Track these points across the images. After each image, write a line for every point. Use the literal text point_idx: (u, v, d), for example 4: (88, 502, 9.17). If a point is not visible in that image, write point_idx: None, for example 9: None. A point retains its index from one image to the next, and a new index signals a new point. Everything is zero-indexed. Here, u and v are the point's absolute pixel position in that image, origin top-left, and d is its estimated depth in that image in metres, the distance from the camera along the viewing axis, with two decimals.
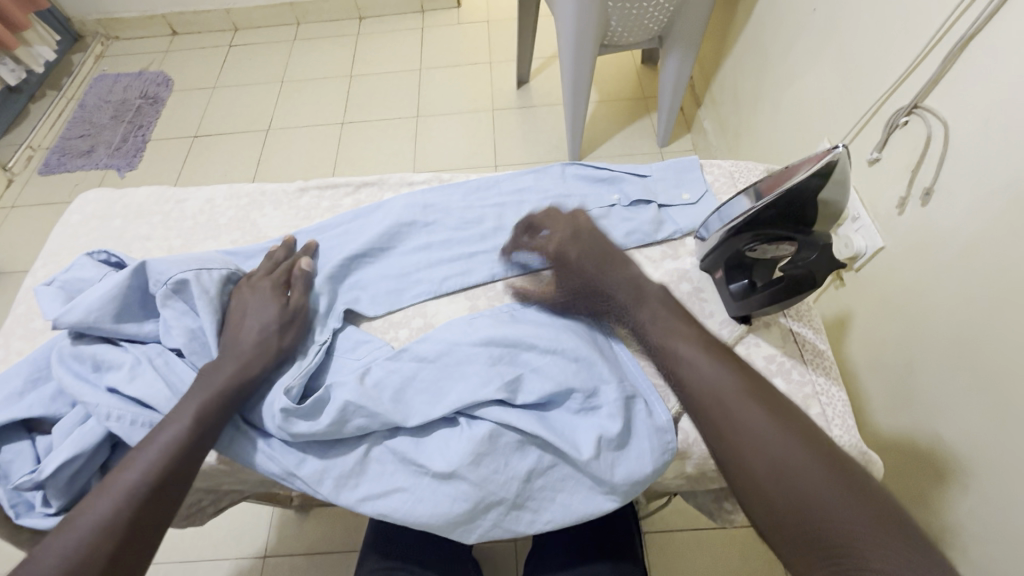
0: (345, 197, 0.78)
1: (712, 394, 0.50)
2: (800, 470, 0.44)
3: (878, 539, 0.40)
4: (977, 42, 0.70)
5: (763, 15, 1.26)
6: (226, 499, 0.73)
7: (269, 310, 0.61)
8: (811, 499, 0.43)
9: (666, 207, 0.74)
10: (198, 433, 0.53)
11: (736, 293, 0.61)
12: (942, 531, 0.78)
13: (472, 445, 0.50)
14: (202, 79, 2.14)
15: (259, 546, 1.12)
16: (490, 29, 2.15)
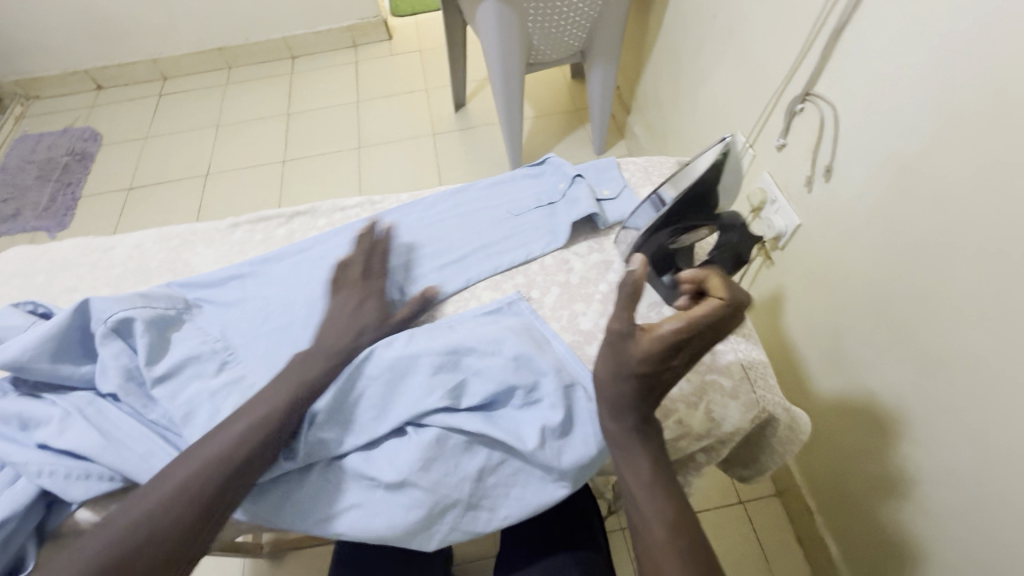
0: (277, 228, 0.78)
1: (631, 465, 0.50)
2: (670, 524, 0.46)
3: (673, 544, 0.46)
4: (848, 31, 0.78)
5: (672, 23, 1.34)
6: None
7: (367, 319, 0.62)
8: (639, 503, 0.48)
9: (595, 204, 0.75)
10: (250, 452, 0.49)
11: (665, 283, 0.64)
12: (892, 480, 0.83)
13: (420, 452, 0.51)
14: (132, 131, 2.10)
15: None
16: (423, 58, 2.20)
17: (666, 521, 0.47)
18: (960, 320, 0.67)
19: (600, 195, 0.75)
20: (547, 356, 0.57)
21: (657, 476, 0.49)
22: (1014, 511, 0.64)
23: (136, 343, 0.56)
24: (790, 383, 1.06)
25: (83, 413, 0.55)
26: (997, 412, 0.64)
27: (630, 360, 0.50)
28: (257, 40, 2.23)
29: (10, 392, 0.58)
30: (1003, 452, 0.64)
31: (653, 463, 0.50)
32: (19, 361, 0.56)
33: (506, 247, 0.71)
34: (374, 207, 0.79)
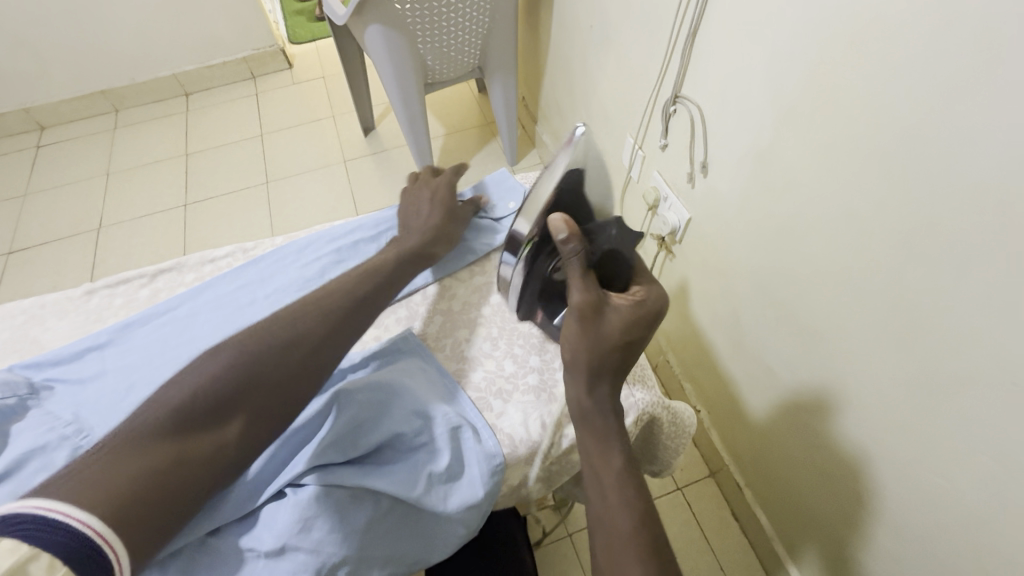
0: (140, 289, 0.73)
1: (606, 469, 0.53)
2: (637, 525, 0.49)
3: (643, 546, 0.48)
4: (701, 35, 0.82)
5: (559, 34, 1.38)
6: None
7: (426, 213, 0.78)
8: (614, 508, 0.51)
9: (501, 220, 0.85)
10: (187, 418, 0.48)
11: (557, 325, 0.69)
12: (809, 452, 0.86)
13: (299, 512, 0.48)
14: (9, 188, 1.91)
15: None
16: (327, 84, 2.15)
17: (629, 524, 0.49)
18: (826, 294, 0.73)
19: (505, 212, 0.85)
20: (432, 401, 0.59)
21: (625, 482, 0.52)
22: (897, 462, 0.69)
23: None
24: (707, 371, 1.10)
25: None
26: (865, 376, 0.70)
27: (608, 333, 0.57)
28: (145, 79, 2.10)
29: None
30: (874, 410, 0.70)
31: (621, 474, 0.53)
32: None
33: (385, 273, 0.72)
34: (247, 255, 0.77)
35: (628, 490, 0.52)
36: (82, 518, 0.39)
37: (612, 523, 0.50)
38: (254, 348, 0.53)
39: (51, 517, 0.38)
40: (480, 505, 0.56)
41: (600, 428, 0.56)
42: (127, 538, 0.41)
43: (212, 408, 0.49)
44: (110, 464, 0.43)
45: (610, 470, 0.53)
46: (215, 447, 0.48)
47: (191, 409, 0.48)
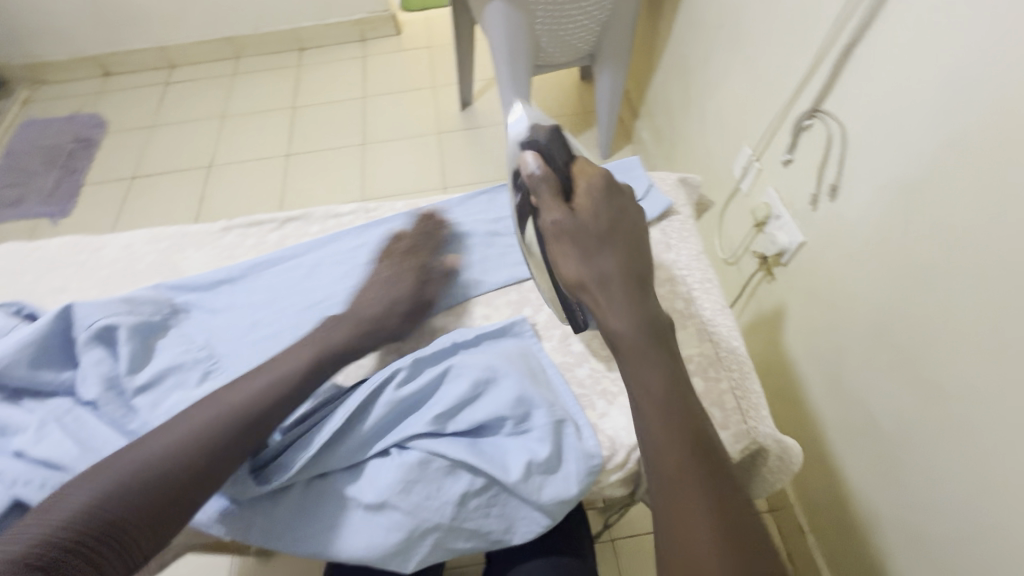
0: (271, 233, 0.76)
1: (664, 422, 0.50)
2: (709, 490, 0.46)
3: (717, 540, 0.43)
4: (859, 49, 0.76)
5: (683, 28, 1.31)
6: (168, 555, 0.66)
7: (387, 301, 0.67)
8: (686, 501, 0.46)
9: None
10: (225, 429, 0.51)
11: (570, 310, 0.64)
12: (897, 515, 0.79)
13: (402, 473, 0.50)
14: (140, 119, 2.09)
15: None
16: (432, 54, 2.18)
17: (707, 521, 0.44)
18: (956, 353, 0.65)
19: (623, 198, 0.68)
20: (539, 388, 0.58)
21: (694, 472, 0.47)
22: (1003, 550, 0.62)
23: (119, 353, 0.56)
24: (790, 404, 1.04)
25: (68, 423, 0.51)
26: (986, 445, 0.62)
27: (587, 235, 0.58)
28: (266, 31, 2.22)
29: None
30: (993, 488, 0.62)
31: (693, 467, 0.47)
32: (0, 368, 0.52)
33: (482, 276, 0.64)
34: (368, 215, 0.80)
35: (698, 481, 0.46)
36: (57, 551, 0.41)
37: (679, 487, 0.46)
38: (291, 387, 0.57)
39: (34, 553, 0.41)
40: (575, 493, 0.53)
41: (643, 388, 0.52)
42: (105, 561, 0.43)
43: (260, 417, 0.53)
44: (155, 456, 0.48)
45: (672, 422, 0.49)
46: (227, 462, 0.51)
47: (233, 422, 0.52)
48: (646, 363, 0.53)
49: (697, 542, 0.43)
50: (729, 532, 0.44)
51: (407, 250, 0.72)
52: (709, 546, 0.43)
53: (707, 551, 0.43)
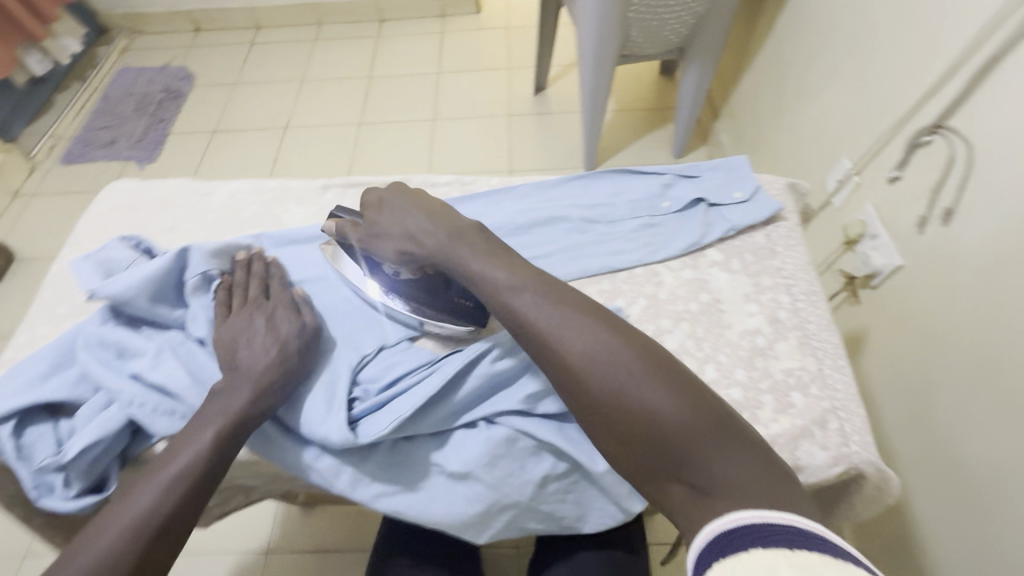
0: None
1: (589, 362, 0.42)
2: (678, 399, 0.40)
3: (680, 418, 0.39)
4: (1005, 63, 0.69)
5: (786, 27, 1.23)
6: (230, 502, 0.68)
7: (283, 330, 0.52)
8: (643, 415, 0.40)
9: (717, 207, 0.62)
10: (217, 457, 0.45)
11: (460, 306, 0.56)
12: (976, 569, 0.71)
13: (489, 447, 0.47)
14: (225, 76, 2.14)
15: (254, 550, 1.05)
16: (509, 35, 2.16)
17: (664, 406, 0.39)
18: None
19: (729, 197, 0.62)
20: None
21: (630, 373, 0.41)
22: None
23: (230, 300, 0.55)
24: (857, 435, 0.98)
25: (185, 359, 0.51)
26: None
27: (493, 259, 0.51)
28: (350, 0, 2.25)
29: (110, 319, 0.54)
30: None
31: (625, 365, 0.41)
32: (126, 297, 0.52)
33: (595, 264, 0.59)
34: (466, 187, 0.69)
35: (632, 375, 0.41)
36: None
37: (653, 427, 0.39)
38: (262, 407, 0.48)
39: None
40: (639, 500, 0.50)
41: (555, 338, 0.43)
42: None
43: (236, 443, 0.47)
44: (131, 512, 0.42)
45: (597, 359, 0.41)
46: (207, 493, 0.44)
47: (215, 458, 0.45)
48: (547, 308, 0.45)
49: (712, 475, 0.37)
50: (719, 432, 0.39)
51: (246, 303, 0.54)
52: (723, 468, 0.37)
53: (722, 475, 0.37)
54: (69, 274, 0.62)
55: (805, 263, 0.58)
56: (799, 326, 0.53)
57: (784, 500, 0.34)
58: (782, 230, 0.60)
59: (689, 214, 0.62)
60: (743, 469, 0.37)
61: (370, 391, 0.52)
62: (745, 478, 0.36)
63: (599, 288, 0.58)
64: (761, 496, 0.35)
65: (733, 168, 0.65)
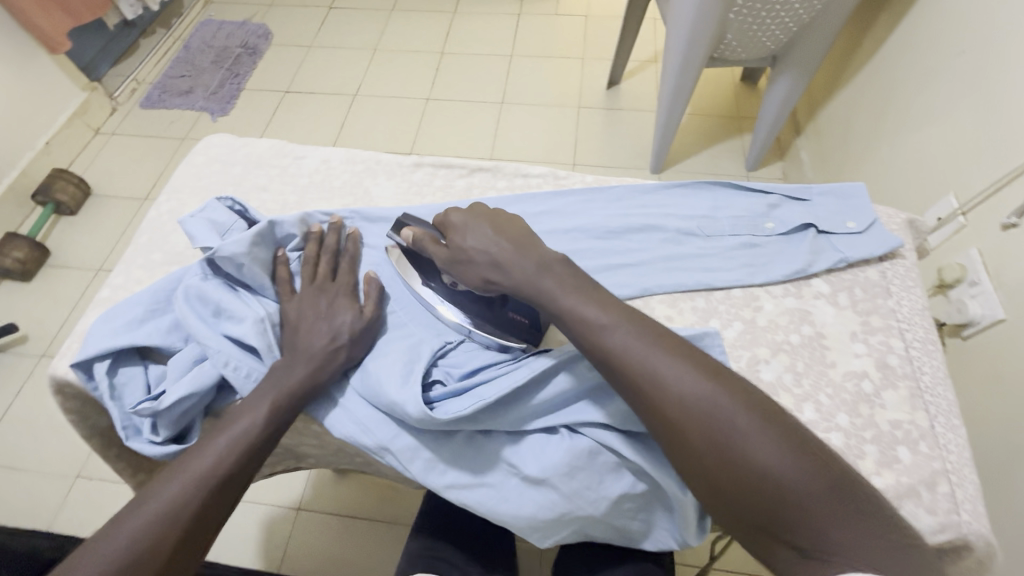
0: (459, 179, 0.68)
1: (688, 407, 0.38)
2: (783, 449, 0.36)
3: (802, 481, 0.35)
4: None
5: (899, 44, 1.14)
6: (283, 463, 0.69)
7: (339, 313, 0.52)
8: (759, 476, 0.36)
9: (828, 235, 0.57)
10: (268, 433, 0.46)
11: (515, 324, 0.53)
12: None
13: (570, 457, 0.45)
14: (301, 35, 2.11)
15: (288, 507, 1.08)
16: (588, 23, 2.09)
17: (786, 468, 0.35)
18: None
19: (841, 226, 0.57)
20: None
21: (741, 425, 0.37)
22: None
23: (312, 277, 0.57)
24: None
25: (273, 327, 0.52)
26: None
27: (578, 285, 0.46)
28: None
29: (212, 276, 0.53)
30: None
31: (736, 418, 0.38)
32: (238, 260, 0.52)
33: (690, 280, 0.56)
34: (558, 182, 0.67)
35: (748, 431, 0.37)
36: None
37: (756, 482, 0.36)
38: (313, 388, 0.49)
39: None
40: (704, 524, 0.48)
41: (655, 381, 0.40)
42: None
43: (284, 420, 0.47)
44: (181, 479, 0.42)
45: (703, 407, 0.38)
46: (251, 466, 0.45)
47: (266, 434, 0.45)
48: (646, 347, 0.41)
49: (825, 541, 0.34)
50: (828, 487, 0.35)
51: (314, 282, 0.54)
52: (835, 531, 0.34)
53: (832, 537, 0.34)
54: (168, 222, 0.64)
55: (921, 307, 0.54)
56: (911, 376, 0.50)
57: (904, 574, 0.32)
58: (899, 269, 0.56)
59: (795, 238, 0.58)
60: (854, 530, 0.34)
61: (451, 375, 0.50)
62: (856, 539, 0.33)
63: (693, 305, 0.55)
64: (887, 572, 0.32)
65: (848, 194, 0.59)
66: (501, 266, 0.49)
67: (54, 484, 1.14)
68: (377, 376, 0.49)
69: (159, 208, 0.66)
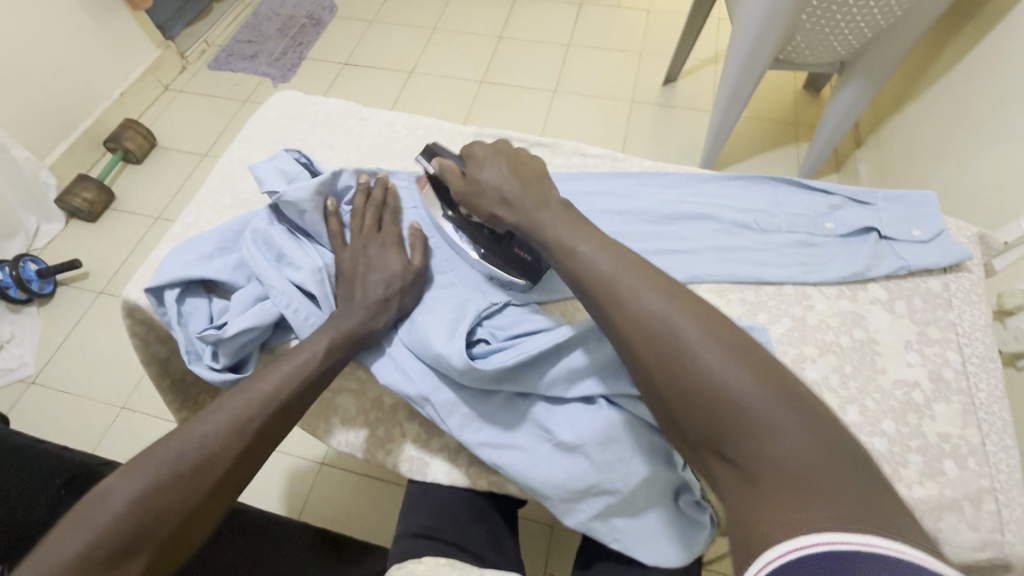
0: None
1: (647, 330, 0.38)
2: (735, 367, 0.35)
3: (756, 396, 0.34)
4: None
5: (979, 59, 1.08)
6: None
7: (389, 264, 0.54)
8: (706, 391, 0.35)
9: (889, 242, 0.56)
10: (324, 368, 0.48)
11: (519, 261, 0.55)
12: None
13: (606, 428, 0.46)
14: (364, 10, 2.15)
15: (313, 459, 1.12)
16: (649, 18, 2.06)
17: (740, 384, 0.34)
18: None
19: (905, 233, 0.55)
20: None
21: (694, 338, 0.37)
22: None
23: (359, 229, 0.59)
24: None
25: (329, 277, 0.55)
26: None
27: (578, 221, 0.47)
28: None
29: (276, 222, 0.57)
30: None
31: (691, 334, 0.37)
32: (301, 206, 0.55)
33: (742, 273, 0.55)
34: (615, 164, 0.67)
35: (704, 346, 0.36)
36: (165, 494, 0.39)
37: (707, 401, 0.35)
38: (366, 332, 0.51)
39: (144, 499, 0.38)
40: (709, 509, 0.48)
41: (611, 295, 0.41)
42: (218, 498, 0.41)
43: (338, 360, 0.49)
44: (248, 398, 0.44)
45: (656, 319, 0.38)
46: (307, 393, 0.47)
47: (324, 371, 0.48)
48: (611, 266, 0.42)
49: (764, 460, 0.32)
50: (785, 407, 0.34)
51: (363, 234, 0.56)
52: (778, 446, 0.32)
53: (783, 458, 0.32)
54: (238, 168, 0.68)
55: (984, 323, 0.52)
56: (965, 391, 0.48)
57: (852, 500, 0.29)
58: (963, 282, 0.54)
59: (854, 241, 0.56)
60: (805, 448, 0.32)
61: (496, 335, 0.51)
62: (805, 459, 0.31)
63: (741, 297, 0.55)
64: (832, 493, 0.29)
65: (916, 200, 0.57)
66: (507, 203, 0.50)
67: (101, 412, 1.22)
68: (423, 329, 0.50)
69: (230, 155, 0.69)
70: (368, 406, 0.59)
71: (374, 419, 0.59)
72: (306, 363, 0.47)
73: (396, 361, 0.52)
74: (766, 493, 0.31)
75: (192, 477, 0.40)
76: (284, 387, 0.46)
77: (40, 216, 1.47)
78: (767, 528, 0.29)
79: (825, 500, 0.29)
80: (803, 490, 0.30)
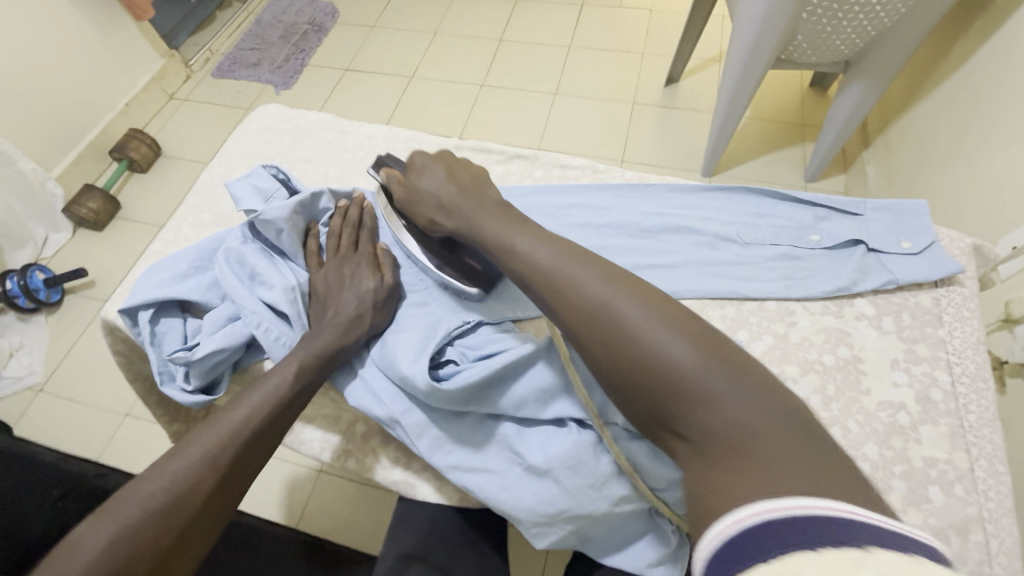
0: (496, 165, 0.68)
1: (585, 315, 0.37)
2: (678, 342, 0.33)
3: (699, 369, 0.32)
4: None
5: (989, 57, 1.04)
6: None
7: (362, 282, 0.53)
8: (649, 369, 0.33)
9: (878, 255, 0.54)
10: (297, 393, 0.47)
11: (469, 269, 0.55)
12: None
13: (576, 452, 0.45)
14: (366, 16, 2.15)
15: (311, 467, 1.13)
16: (651, 18, 2.03)
17: (684, 357, 0.33)
18: None
19: (894, 246, 0.53)
20: None
21: (629, 316, 0.35)
22: None
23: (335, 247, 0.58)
24: None
25: (303, 296, 0.54)
26: None
27: (505, 216, 0.48)
28: None
29: (251, 241, 0.56)
30: None
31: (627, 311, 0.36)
32: (275, 226, 0.54)
33: (723, 288, 0.54)
34: (596, 175, 0.66)
35: (642, 322, 0.35)
36: (137, 537, 0.37)
37: (650, 380, 0.33)
38: (338, 354, 0.50)
39: (116, 544, 0.36)
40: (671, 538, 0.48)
41: (542, 278, 0.40)
42: (194, 538, 0.40)
43: (312, 384, 0.49)
44: (220, 431, 0.43)
45: (596, 300, 0.37)
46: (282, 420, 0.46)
47: (297, 396, 0.47)
48: (545, 252, 0.42)
49: (710, 433, 0.31)
50: (728, 376, 0.32)
51: (338, 253, 0.56)
52: (725, 419, 0.30)
53: (755, 454, 0.28)
54: (218, 185, 0.68)
55: (976, 340, 0.50)
56: (954, 413, 0.46)
57: (800, 463, 0.27)
58: (955, 297, 0.52)
59: (842, 254, 0.54)
60: (753, 416, 0.30)
61: (466, 355, 0.50)
62: (753, 428, 0.30)
63: (722, 313, 0.53)
64: (785, 454, 0.28)
65: (907, 210, 0.55)
66: (444, 212, 0.51)
67: (105, 420, 1.24)
68: (392, 348, 0.50)
69: (212, 171, 0.69)
70: (346, 424, 0.59)
71: (352, 436, 0.59)
72: (279, 389, 0.46)
73: (368, 383, 0.51)
74: (716, 465, 0.29)
75: (166, 516, 0.38)
76: (258, 416, 0.45)
77: (48, 226, 1.50)
78: (722, 503, 0.27)
79: (779, 464, 0.27)
80: (752, 458, 0.28)
